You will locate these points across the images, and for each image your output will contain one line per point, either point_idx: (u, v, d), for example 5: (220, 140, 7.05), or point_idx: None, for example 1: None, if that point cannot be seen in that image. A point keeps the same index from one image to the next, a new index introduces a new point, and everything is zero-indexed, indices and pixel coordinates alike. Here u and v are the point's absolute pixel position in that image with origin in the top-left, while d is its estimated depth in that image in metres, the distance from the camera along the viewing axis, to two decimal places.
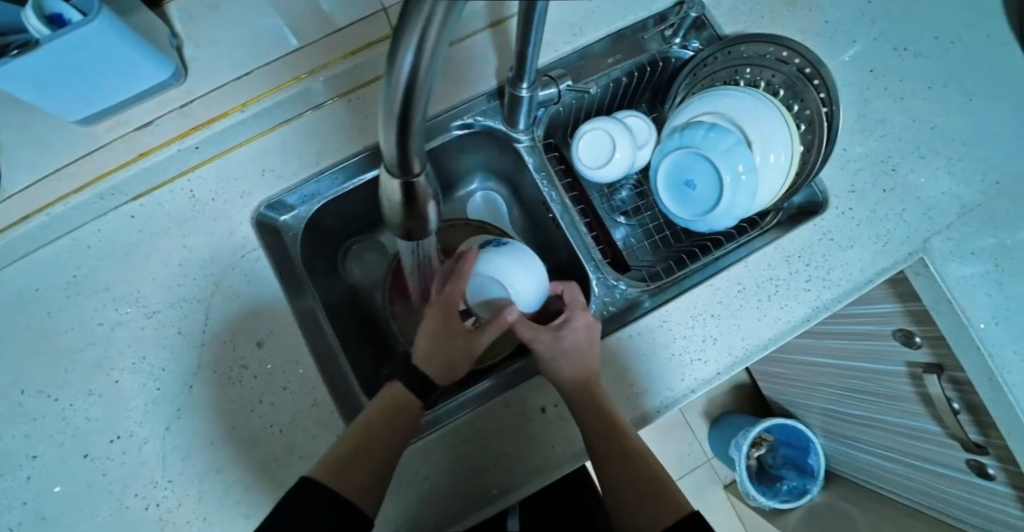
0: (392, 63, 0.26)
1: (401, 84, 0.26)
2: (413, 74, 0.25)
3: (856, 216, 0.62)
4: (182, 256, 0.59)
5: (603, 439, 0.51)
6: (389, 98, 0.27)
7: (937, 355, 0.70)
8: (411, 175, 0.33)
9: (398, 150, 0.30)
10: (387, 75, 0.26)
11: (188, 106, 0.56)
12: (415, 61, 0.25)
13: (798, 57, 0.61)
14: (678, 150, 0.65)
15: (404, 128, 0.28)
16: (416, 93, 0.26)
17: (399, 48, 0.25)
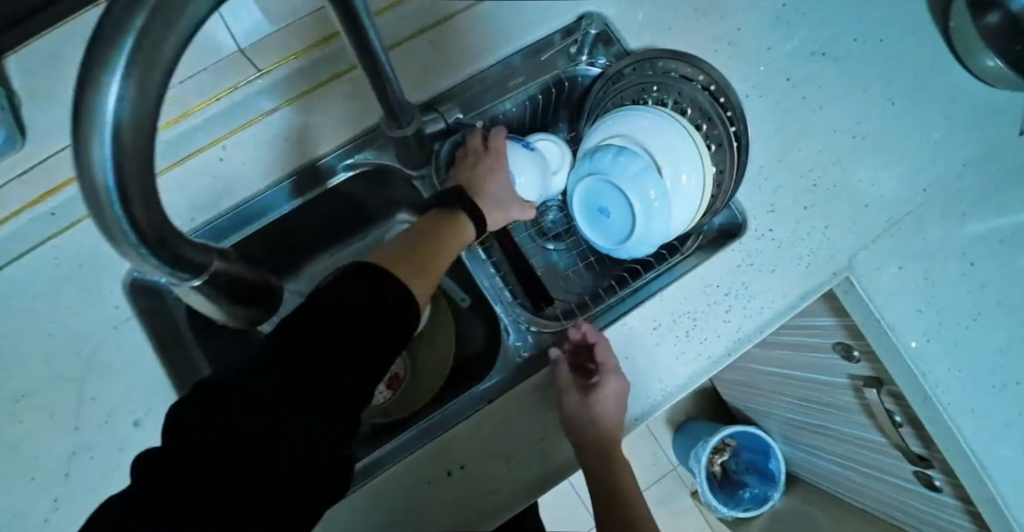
0: (81, 160, 0.21)
1: (103, 180, 0.21)
2: (115, 161, 0.21)
3: (777, 238, 0.58)
4: (51, 332, 0.54)
5: (598, 455, 0.51)
6: (99, 201, 0.22)
7: (875, 369, 0.67)
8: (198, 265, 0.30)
9: (158, 254, 0.26)
10: (81, 175, 0.21)
11: (36, 169, 0.52)
12: (111, 148, 0.20)
13: (702, 75, 0.59)
14: (589, 176, 0.60)
15: (140, 225, 0.24)
16: (130, 185, 0.22)
17: (81, 137, 0.20)
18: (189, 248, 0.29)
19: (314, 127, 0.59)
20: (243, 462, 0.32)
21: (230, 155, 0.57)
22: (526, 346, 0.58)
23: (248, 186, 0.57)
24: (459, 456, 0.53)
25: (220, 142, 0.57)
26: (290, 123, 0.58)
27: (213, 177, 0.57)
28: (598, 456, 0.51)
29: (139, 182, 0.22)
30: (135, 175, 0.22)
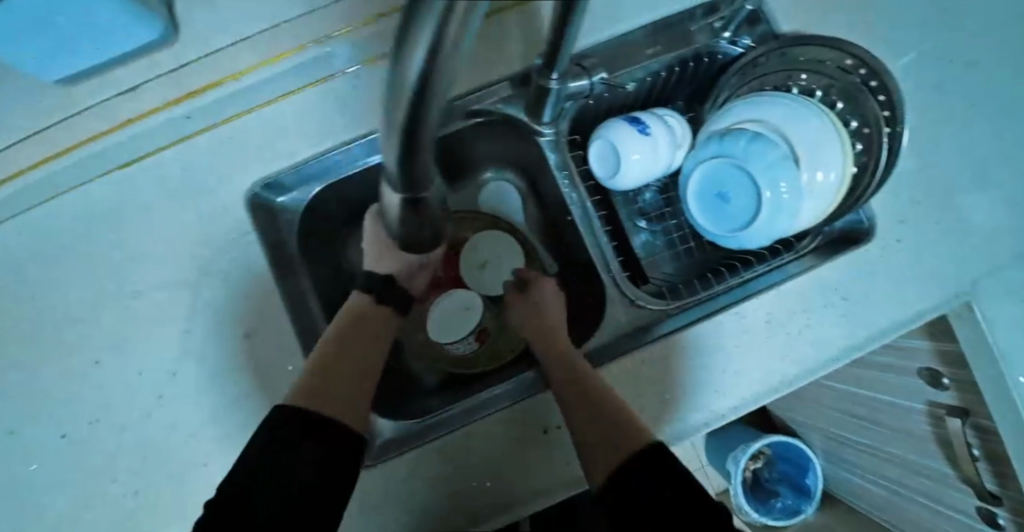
0: (396, 64, 0.19)
1: (409, 90, 0.19)
2: (426, 72, 0.18)
3: (903, 250, 0.56)
4: (169, 235, 0.54)
5: (606, 426, 0.47)
6: (394, 105, 0.20)
7: (964, 400, 0.65)
8: (415, 189, 0.27)
9: (401, 163, 0.24)
10: (389, 79, 0.19)
11: (179, 71, 0.50)
12: (427, 63, 0.18)
13: (865, 69, 0.56)
14: (714, 159, 0.58)
15: (413, 143, 0.22)
16: (427, 101, 0.20)
17: (404, 40, 0.17)
18: (428, 175, 0.26)
19: None
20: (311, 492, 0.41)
21: (361, 85, 0.56)
22: (629, 317, 0.58)
23: None
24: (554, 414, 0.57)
25: (356, 69, 0.56)
26: None
27: (345, 103, 0.56)
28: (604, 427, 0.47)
29: (435, 99, 0.20)
30: (435, 80, 0.19)
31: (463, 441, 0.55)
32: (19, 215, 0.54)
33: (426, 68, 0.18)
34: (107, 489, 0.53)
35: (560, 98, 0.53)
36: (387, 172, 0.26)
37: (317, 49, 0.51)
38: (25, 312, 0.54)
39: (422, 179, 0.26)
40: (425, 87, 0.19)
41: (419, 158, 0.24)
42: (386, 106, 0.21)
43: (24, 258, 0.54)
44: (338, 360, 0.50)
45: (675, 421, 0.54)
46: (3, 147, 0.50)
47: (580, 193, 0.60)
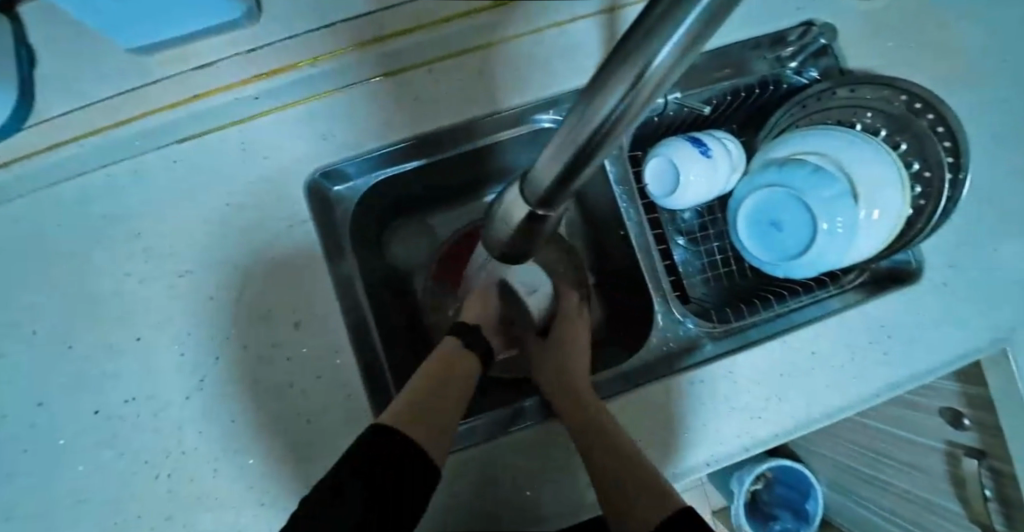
0: (583, 105, 0.20)
1: (591, 127, 0.21)
2: (612, 118, 0.20)
3: (949, 293, 0.57)
4: (225, 215, 0.54)
5: (628, 474, 0.45)
6: (569, 135, 0.22)
7: (984, 441, 0.67)
8: (550, 207, 0.28)
9: (554, 181, 0.25)
10: (571, 115, 0.21)
11: (257, 52, 0.50)
12: (618, 111, 0.19)
13: (933, 113, 0.56)
14: (771, 186, 0.58)
15: (570, 171, 0.24)
16: (605, 138, 0.21)
17: (599, 88, 0.19)
18: (570, 196, 0.27)
19: (521, 71, 0.57)
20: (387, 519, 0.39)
21: (433, 81, 0.56)
22: (676, 337, 0.58)
23: (449, 117, 0.56)
24: None
25: (427, 66, 0.56)
26: (501, 61, 0.57)
27: (412, 99, 0.56)
28: (621, 469, 0.45)
29: (608, 141, 0.21)
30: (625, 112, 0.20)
31: (492, 451, 0.53)
32: (74, 180, 0.53)
33: (622, 101, 0.18)
34: (137, 471, 0.52)
35: None
36: (529, 182, 0.27)
37: (395, 43, 0.51)
38: (71, 280, 0.53)
39: (562, 198, 0.27)
40: (608, 126, 0.20)
41: (571, 180, 0.25)
42: (559, 132, 0.22)
43: (75, 225, 0.53)
44: (437, 403, 0.48)
45: (717, 447, 0.53)
46: (71, 112, 0.49)
47: (637, 209, 0.60)
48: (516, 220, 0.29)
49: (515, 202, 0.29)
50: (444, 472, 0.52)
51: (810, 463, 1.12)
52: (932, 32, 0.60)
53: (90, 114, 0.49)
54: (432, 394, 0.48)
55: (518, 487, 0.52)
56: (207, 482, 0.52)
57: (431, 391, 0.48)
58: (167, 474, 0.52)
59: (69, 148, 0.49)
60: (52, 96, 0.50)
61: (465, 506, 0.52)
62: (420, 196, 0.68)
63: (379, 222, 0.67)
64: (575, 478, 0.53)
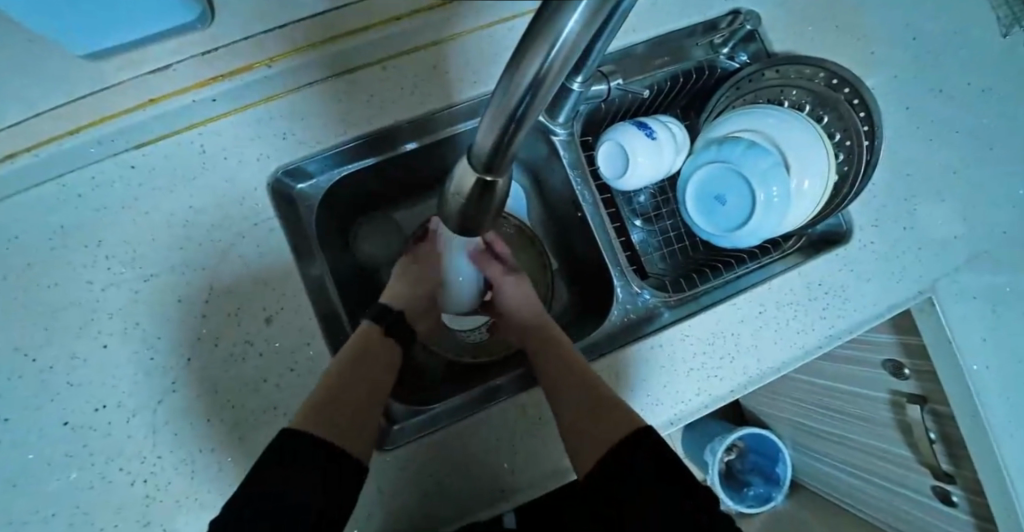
0: (509, 76, 0.23)
1: (519, 95, 0.23)
2: (535, 83, 0.23)
3: (876, 250, 0.63)
4: (188, 218, 0.54)
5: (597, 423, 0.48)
6: (501, 105, 0.24)
7: (923, 387, 0.72)
8: (494, 175, 0.30)
9: (493, 149, 0.28)
10: (500, 87, 0.24)
11: (212, 54, 0.51)
12: (539, 76, 0.23)
13: (849, 88, 0.62)
14: (712, 163, 0.63)
15: (505, 140, 0.27)
16: (531, 103, 0.24)
17: (522, 55, 0.22)
18: (510, 163, 0.30)
19: (473, 65, 0.60)
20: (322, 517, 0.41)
21: (388, 78, 0.58)
22: (636, 308, 0.62)
23: (405, 112, 0.58)
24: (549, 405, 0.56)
25: (382, 64, 0.58)
26: (452, 56, 0.59)
27: (369, 95, 0.58)
28: (590, 423, 0.48)
29: (534, 107, 0.25)
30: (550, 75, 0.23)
31: (464, 428, 0.55)
32: (29, 191, 0.53)
33: (547, 64, 0.22)
34: (111, 480, 0.51)
35: (579, 100, 0.58)
36: (473, 154, 0.30)
37: (349, 41, 0.53)
38: (30, 292, 0.52)
39: (503, 165, 0.30)
40: (533, 92, 0.23)
41: (508, 148, 0.28)
42: (491, 105, 0.25)
43: (33, 236, 0.53)
44: (337, 395, 0.48)
45: (679, 406, 0.57)
46: (22, 121, 0.49)
47: (592, 191, 0.64)
48: (467, 191, 0.32)
49: (463, 172, 0.31)
50: (414, 458, 0.53)
51: (775, 430, 1.18)
52: (844, 15, 0.66)
53: (43, 122, 0.49)
54: (339, 389, 0.49)
55: (500, 460, 0.54)
56: (183, 486, 0.51)
57: (332, 383, 0.49)
58: (142, 480, 0.51)
59: (22, 158, 0.49)
60: (1, 107, 0.49)
61: (431, 490, 0.53)
62: (383, 192, 0.69)
63: (343, 219, 0.68)
64: (550, 452, 0.55)
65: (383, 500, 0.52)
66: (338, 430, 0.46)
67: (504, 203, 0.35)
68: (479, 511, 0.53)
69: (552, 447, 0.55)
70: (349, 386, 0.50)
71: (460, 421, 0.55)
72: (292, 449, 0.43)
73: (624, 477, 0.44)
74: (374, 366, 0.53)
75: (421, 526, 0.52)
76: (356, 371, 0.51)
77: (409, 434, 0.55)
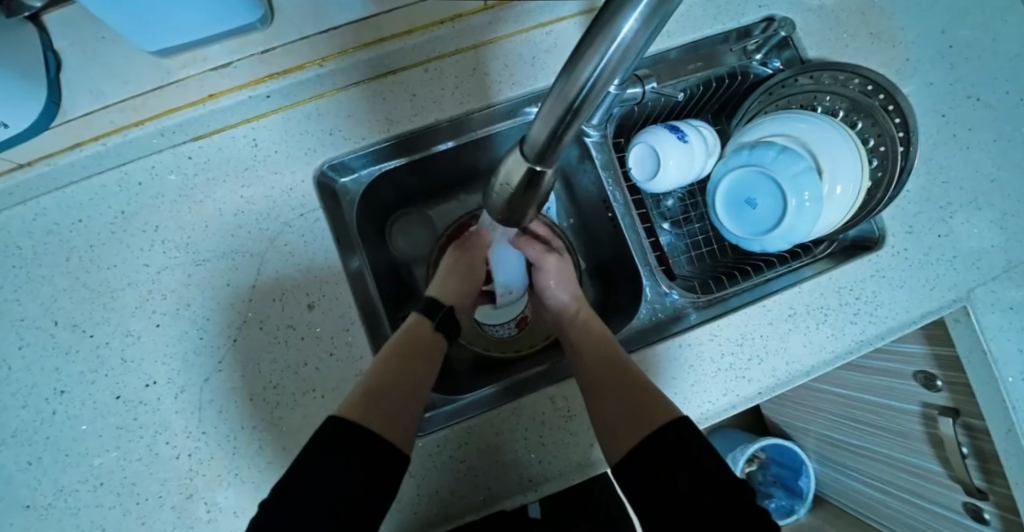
0: (569, 70, 0.25)
1: (578, 87, 0.25)
2: (595, 78, 0.25)
3: (910, 257, 0.63)
4: (239, 207, 0.57)
5: (638, 422, 0.49)
6: (559, 98, 0.26)
7: (954, 400, 0.71)
8: (543, 165, 0.32)
9: (547, 141, 0.29)
10: (559, 81, 0.26)
11: (269, 53, 0.54)
12: (598, 70, 0.24)
13: (884, 94, 0.62)
14: (743, 167, 0.63)
15: (558, 133, 0.28)
16: (588, 98, 0.26)
17: (585, 51, 0.24)
18: (560, 155, 0.31)
19: (512, 67, 0.61)
20: (354, 506, 0.43)
21: (430, 78, 0.61)
22: (664, 308, 0.63)
23: (445, 111, 0.61)
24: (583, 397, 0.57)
25: (424, 65, 0.61)
26: (492, 58, 0.61)
27: (410, 95, 0.60)
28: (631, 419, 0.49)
29: (589, 102, 0.26)
30: (609, 71, 0.25)
31: (492, 418, 0.56)
32: (95, 178, 0.57)
33: (606, 60, 0.24)
34: (158, 452, 0.53)
35: (613, 102, 0.59)
36: (525, 143, 0.31)
37: (396, 43, 0.56)
38: (91, 272, 0.56)
39: (554, 157, 0.31)
40: (590, 86, 0.25)
41: (560, 140, 0.29)
42: (548, 98, 0.27)
43: (96, 220, 0.56)
44: (390, 386, 0.50)
45: (705, 405, 0.58)
46: (93, 112, 0.53)
47: (622, 191, 0.65)
48: (515, 181, 0.33)
49: (513, 162, 0.33)
50: (445, 445, 0.55)
51: (798, 442, 1.16)
52: (880, 23, 0.67)
53: (112, 114, 0.53)
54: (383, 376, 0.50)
55: (527, 451, 0.55)
56: (224, 462, 0.53)
57: (385, 374, 0.50)
58: (186, 455, 0.53)
59: (92, 147, 0.53)
60: (75, 99, 0.53)
61: (459, 476, 0.54)
62: (422, 187, 0.72)
63: (380, 213, 0.70)
64: (576, 442, 0.56)
65: (413, 490, 0.54)
66: (388, 421, 0.48)
67: (548, 197, 0.36)
68: (505, 501, 0.54)
69: (582, 438, 0.56)
70: (402, 382, 0.51)
71: (491, 411, 0.56)
72: (325, 437, 0.45)
73: (660, 479, 0.45)
74: (417, 354, 0.54)
75: (450, 512, 0.54)
76: (405, 361, 0.53)
77: (439, 422, 0.57)
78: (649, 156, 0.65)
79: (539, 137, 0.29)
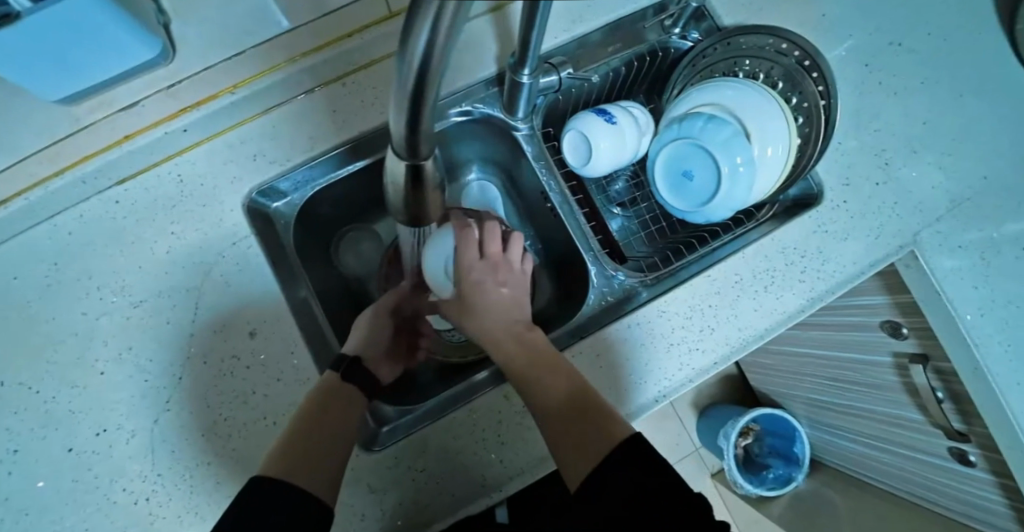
0: (403, 55, 0.25)
1: (415, 72, 0.25)
2: (426, 58, 0.24)
3: (850, 210, 0.63)
4: (170, 244, 0.57)
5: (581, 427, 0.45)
6: (401, 86, 0.26)
7: (922, 346, 0.70)
8: (418, 159, 0.31)
9: (407, 133, 0.29)
10: (398, 67, 0.25)
11: (175, 87, 0.54)
12: (429, 51, 0.24)
13: (799, 51, 0.62)
14: (677, 141, 0.63)
15: (415, 122, 0.28)
16: (429, 79, 0.26)
17: (410, 34, 0.24)
18: (430, 144, 0.31)
19: None
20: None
21: (349, 92, 0.61)
22: (612, 290, 0.62)
23: (365, 122, 0.61)
24: None
25: (340, 79, 0.61)
26: None
27: (329, 112, 0.60)
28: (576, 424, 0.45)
29: (431, 84, 0.26)
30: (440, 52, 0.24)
31: (450, 423, 0.55)
32: (24, 235, 0.57)
33: (430, 41, 0.23)
34: (115, 500, 0.52)
35: (531, 92, 0.58)
36: (394, 142, 0.31)
37: (308, 61, 0.55)
38: (29, 328, 0.55)
39: (424, 148, 0.31)
40: (427, 66, 0.25)
41: (419, 130, 0.29)
42: (394, 85, 0.26)
43: (29, 276, 0.56)
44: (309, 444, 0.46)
45: (661, 383, 0.57)
46: (9, 167, 0.53)
47: (557, 180, 0.65)
48: (400, 178, 0.33)
49: (392, 161, 0.32)
50: (403, 456, 0.54)
51: (790, 409, 1.16)
52: None
53: (30, 166, 0.53)
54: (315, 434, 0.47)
55: (488, 451, 0.55)
56: (182, 502, 0.52)
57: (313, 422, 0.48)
58: (144, 499, 0.52)
59: (13, 203, 0.53)
60: None
61: (422, 486, 0.54)
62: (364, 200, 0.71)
63: (321, 232, 0.70)
64: (545, 432, 0.56)
65: (376, 508, 0.53)
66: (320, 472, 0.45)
67: (440, 190, 0.36)
68: (473, 504, 0.54)
69: None
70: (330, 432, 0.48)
71: (447, 416, 0.55)
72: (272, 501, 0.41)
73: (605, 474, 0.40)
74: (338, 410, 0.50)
75: (417, 521, 0.53)
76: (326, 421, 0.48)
77: (398, 434, 0.56)
78: (579, 138, 0.65)
79: (401, 132, 0.29)
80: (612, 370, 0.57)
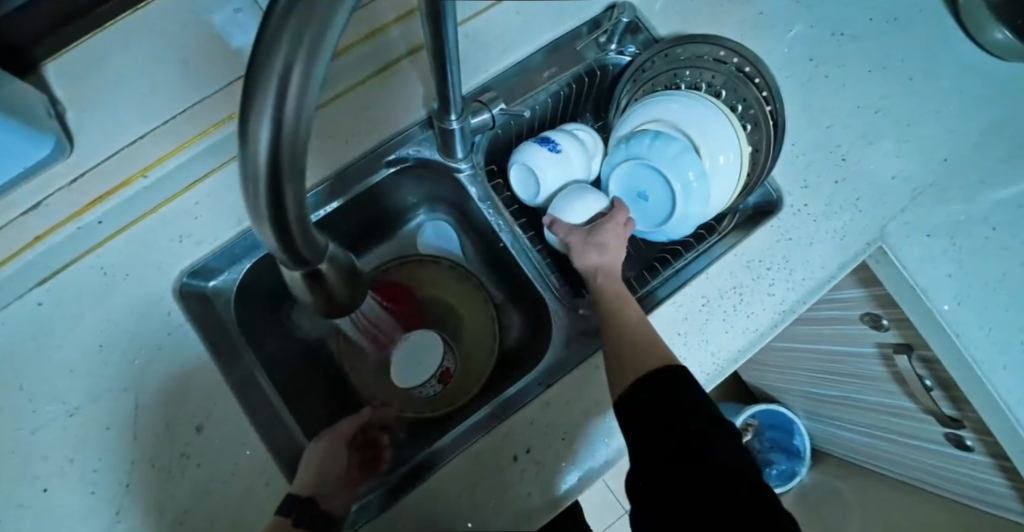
0: (246, 159, 0.22)
1: (262, 174, 0.22)
2: (272, 157, 0.21)
3: (811, 213, 0.60)
4: (101, 341, 0.53)
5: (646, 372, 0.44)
6: (252, 190, 0.23)
7: (905, 336, 0.68)
8: (305, 264, 0.28)
9: (279, 242, 0.26)
10: (244, 170, 0.22)
11: (78, 181, 0.51)
12: (272, 150, 0.21)
13: (738, 57, 0.61)
14: (626, 161, 0.60)
15: (285, 228, 0.25)
16: (283, 180, 0.23)
17: (247, 134, 0.21)
18: (312, 246, 0.28)
19: (356, 122, 0.60)
20: None
21: None
22: (577, 328, 0.60)
23: None
24: (523, 439, 0.54)
25: None
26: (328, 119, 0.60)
27: None
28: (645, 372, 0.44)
29: (288, 184, 0.23)
30: (288, 148, 0.22)
31: (421, 493, 0.52)
32: None
33: (272, 135, 0.21)
34: None
35: (465, 135, 0.55)
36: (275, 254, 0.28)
37: (224, 129, 0.53)
38: None
39: (308, 251, 0.28)
40: (276, 167, 0.22)
41: (292, 234, 0.26)
42: (246, 194, 0.23)
43: None
44: None
45: None
46: None
47: (505, 217, 0.63)
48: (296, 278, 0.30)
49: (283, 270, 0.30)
50: None
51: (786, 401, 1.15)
52: None
53: None
54: None
55: (463, 519, 0.52)
56: None
57: None
58: None
59: None
60: None
61: None
62: None
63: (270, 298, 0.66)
64: (525, 489, 0.52)
65: None
66: None
67: (348, 278, 0.33)
68: None
69: (525, 486, 0.52)
70: None
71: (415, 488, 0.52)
72: None
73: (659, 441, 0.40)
74: None
75: None
76: None
77: (367, 512, 0.52)
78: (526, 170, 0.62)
79: (271, 241, 0.26)
80: (582, 414, 0.55)
